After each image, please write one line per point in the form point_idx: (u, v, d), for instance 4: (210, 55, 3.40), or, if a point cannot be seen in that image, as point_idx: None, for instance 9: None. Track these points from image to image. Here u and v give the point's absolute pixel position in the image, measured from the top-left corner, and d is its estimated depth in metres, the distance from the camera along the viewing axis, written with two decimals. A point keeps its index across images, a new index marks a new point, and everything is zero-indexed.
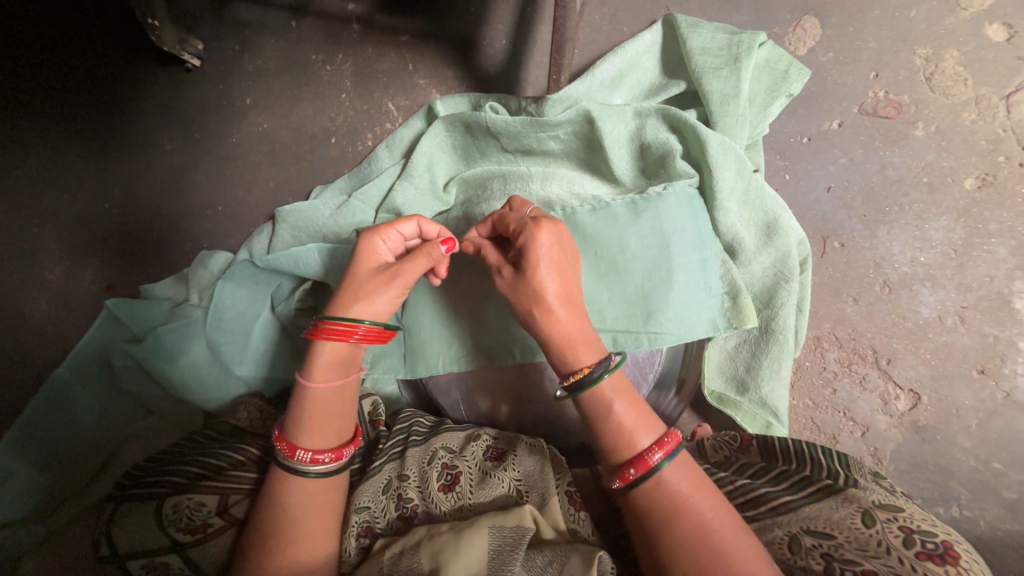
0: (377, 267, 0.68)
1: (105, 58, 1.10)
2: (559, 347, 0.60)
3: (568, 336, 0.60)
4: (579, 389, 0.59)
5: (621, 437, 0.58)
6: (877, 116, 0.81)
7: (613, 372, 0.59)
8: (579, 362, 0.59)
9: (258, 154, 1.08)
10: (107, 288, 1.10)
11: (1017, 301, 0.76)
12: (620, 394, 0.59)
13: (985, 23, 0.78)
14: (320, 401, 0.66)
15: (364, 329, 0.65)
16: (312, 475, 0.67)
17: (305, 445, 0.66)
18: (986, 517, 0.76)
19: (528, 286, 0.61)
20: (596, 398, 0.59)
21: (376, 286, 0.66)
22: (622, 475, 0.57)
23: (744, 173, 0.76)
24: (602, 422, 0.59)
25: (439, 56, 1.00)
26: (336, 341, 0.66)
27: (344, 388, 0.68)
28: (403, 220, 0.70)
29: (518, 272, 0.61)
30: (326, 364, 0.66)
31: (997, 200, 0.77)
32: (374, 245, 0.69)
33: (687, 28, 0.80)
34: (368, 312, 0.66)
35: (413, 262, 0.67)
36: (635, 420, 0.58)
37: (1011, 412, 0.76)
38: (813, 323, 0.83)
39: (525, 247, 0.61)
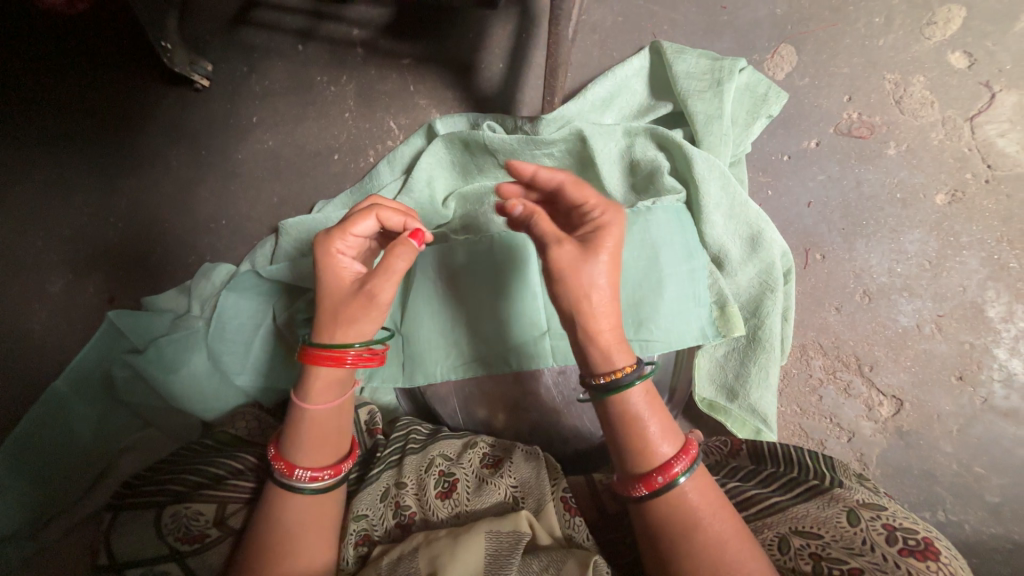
0: (348, 285, 0.66)
1: (117, 78, 1.14)
2: (599, 337, 0.58)
3: (605, 333, 0.58)
4: (611, 389, 0.57)
5: (646, 444, 0.57)
6: (851, 136, 0.86)
7: (645, 381, 0.58)
8: (613, 363, 0.58)
9: (263, 170, 1.11)
10: (108, 300, 1.12)
11: (989, 309, 0.80)
12: (649, 401, 0.58)
13: (948, 51, 0.84)
14: (318, 419, 0.67)
15: (354, 352, 0.64)
16: (309, 491, 0.67)
17: (304, 463, 0.67)
18: (969, 520, 0.79)
19: (590, 272, 0.56)
20: (626, 403, 0.58)
21: (352, 306, 0.64)
22: (649, 481, 0.56)
23: (729, 189, 0.81)
24: (629, 427, 0.58)
25: (440, 79, 1.05)
26: (327, 366, 0.65)
27: (342, 406, 0.69)
28: (359, 218, 0.68)
29: (584, 248, 0.57)
30: (323, 386, 0.67)
31: (967, 214, 0.81)
32: (339, 261, 0.67)
33: (673, 54, 0.86)
34: (354, 335, 0.65)
35: (380, 273, 0.63)
36: (661, 427, 0.58)
37: (990, 416, 0.79)
38: (799, 332, 0.86)
39: (600, 227, 0.58)
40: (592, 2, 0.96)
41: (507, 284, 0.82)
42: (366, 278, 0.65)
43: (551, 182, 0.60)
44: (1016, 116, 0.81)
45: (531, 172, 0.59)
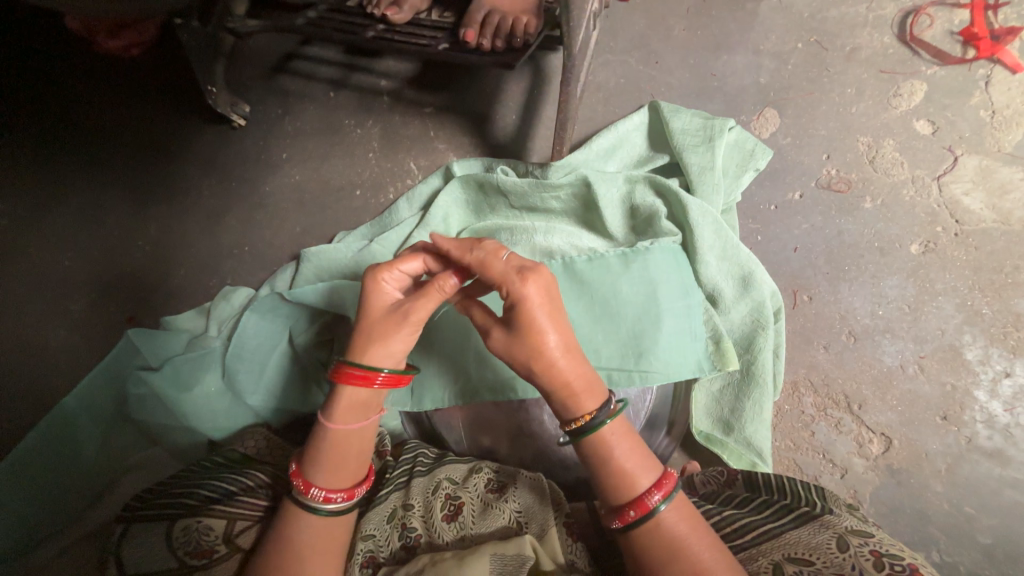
0: (385, 309, 0.67)
1: (160, 115, 1.24)
2: (558, 393, 0.61)
3: (572, 385, 0.61)
4: (582, 433, 0.61)
5: (622, 477, 0.61)
6: (831, 189, 0.94)
7: (614, 419, 0.61)
8: (583, 408, 0.61)
9: (288, 202, 1.19)
10: (128, 319, 1.16)
11: (967, 352, 0.85)
12: (620, 437, 0.62)
13: (913, 119, 0.95)
14: (340, 442, 0.68)
15: (385, 376, 0.65)
16: (322, 512, 0.68)
17: (319, 483, 0.68)
18: (963, 561, 0.80)
19: (529, 344, 0.59)
20: (599, 441, 0.61)
21: (389, 326, 0.65)
22: (622, 514, 0.60)
23: (722, 233, 0.88)
24: (604, 463, 0.61)
25: (457, 127, 1.15)
26: (357, 387, 0.65)
27: (364, 432, 0.68)
28: (408, 256, 0.69)
29: (507, 330, 0.60)
30: (350, 407, 0.67)
31: (940, 263, 0.88)
32: (382, 283, 0.67)
33: (669, 113, 0.96)
34: (388, 358, 0.65)
35: (421, 300, 0.65)
36: (637, 460, 0.61)
37: (975, 455, 0.83)
38: (790, 369, 0.90)
39: (516, 303, 0.60)
40: (597, 65, 1.08)
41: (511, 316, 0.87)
42: (406, 303, 0.66)
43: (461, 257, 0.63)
44: (978, 177, 0.90)
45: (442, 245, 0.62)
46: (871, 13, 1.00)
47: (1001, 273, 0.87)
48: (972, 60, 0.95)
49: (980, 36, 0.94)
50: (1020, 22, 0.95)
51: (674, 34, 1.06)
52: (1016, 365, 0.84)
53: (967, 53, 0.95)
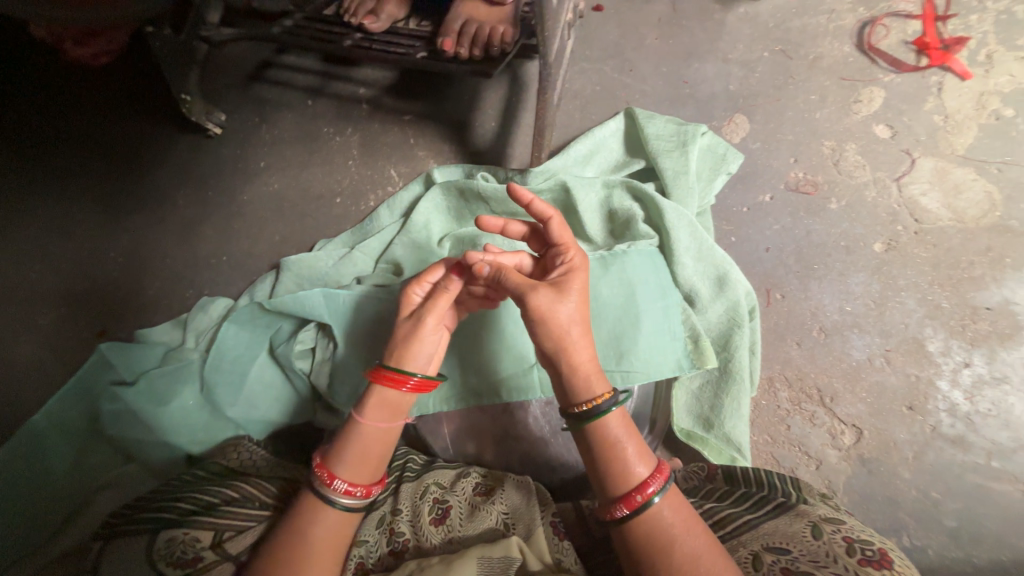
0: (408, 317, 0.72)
1: (132, 125, 1.22)
2: (574, 373, 0.63)
3: (585, 365, 0.63)
4: (590, 417, 0.62)
5: (623, 466, 0.62)
6: (799, 191, 0.98)
7: (620, 409, 0.63)
8: (593, 391, 0.62)
9: (266, 211, 1.17)
10: (100, 333, 1.12)
11: (929, 344, 0.90)
12: (625, 425, 0.63)
13: (873, 124, 0.99)
14: (369, 440, 0.68)
15: (416, 380, 0.67)
16: (340, 507, 0.67)
17: (343, 476, 0.67)
18: (933, 545, 0.83)
19: (562, 308, 0.63)
20: (602, 428, 0.62)
21: (413, 333, 0.70)
22: (629, 500, 0.60)
23: (697, 235, 0.90)
24: (608, 451, 0.62)
25: (437, 133, 1.15)
26: (388, 388, 0.68)
27: (391, 433, 0.69)
28: (432, 268, 0.73)
29: (557, 289, 0.64)
30: (381, 405, 0.68)
31: (902, 260, 0.93)
32: (410, 295, 0.73)
33: (644, 119, 0.99)
34: (417, 365, 0.70)
35: (436, 305, 0.70)
36: (637, 449, 0.63)
37: (940, 443, 0.86)
38: (765, 365, 0.93)
39: (571, 270, 0.67)
40: (574, 73, 1.10)
41: (497, 319, 0.88)
42: (425, 310, 0.70)
43: (541, 220, 0.70)
44: (934, 178, 0.95)
45: (530, 201, 0.69)
46: (831, 24, 1.05)
47: (958, 269, 0.91)
48: (925, 67, 1.00)
49: (931, 46, 1.00)
50: (968, 32, 1.00)
51: (647, 43, 1.10)
52: (975, 356, 0.88)
53: (920, 62, 1.00)
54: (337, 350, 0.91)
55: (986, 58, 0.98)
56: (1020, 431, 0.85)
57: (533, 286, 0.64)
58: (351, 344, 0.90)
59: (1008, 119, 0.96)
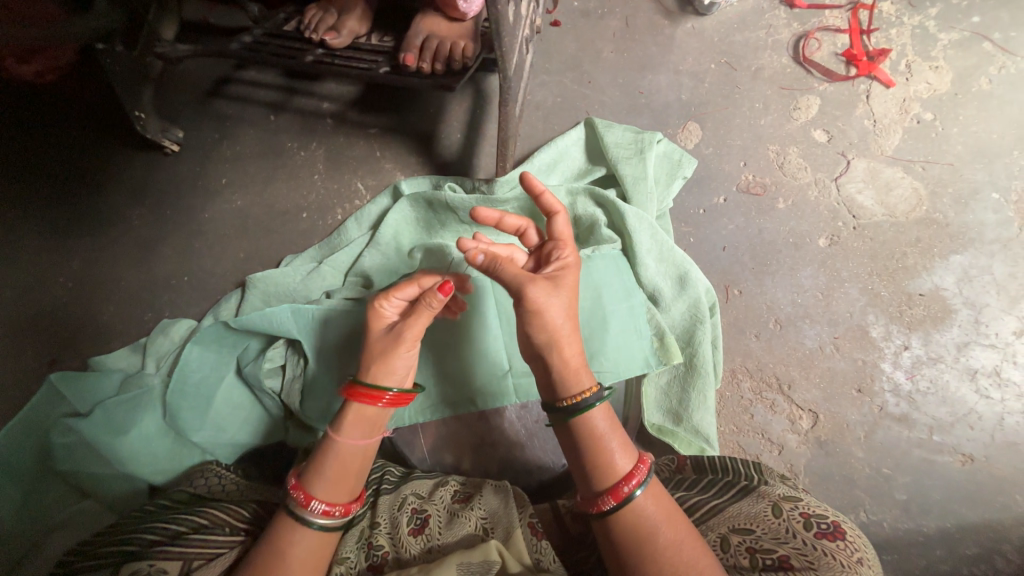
0: (384, 330, 0.70)
1: (81, 144, 1.17)
2: (561, 370, 0.65)
3: (572, 361, 0.65)
4: (578, 410, 0.64)
5: (607, 460, 0.64)
6: (749, 193, 1.05)
7: (604, 405, 0.65)
8: (582, 384, 0.65)
9: (229, 229, 1.14)
10: (50, 363, 1.07)
11: (873, 330, 0.96)
12: (607, 421, 0.65)
13: (812, 129, 1.07)
14: (345, 456, 0.67)
15: (391, 395, 0.67)
16: (316, 527, 0.65)
17: (319, 495, 0.65)
18: (886, 518, 0.89)
19: (552, 306, 0.65)
20: (587, 424, 0.64)
21: (388, 351, 0.68)
22: (615, 492, 0.62)
23: (657, 237, 0.95)
24: (591, 447, 0.64)
25: (403, 146, 1.16)
26: (363, 405, 0.67)
27: (367, 448, 0.68)
28: (404, 284, 0.71)
29: (552, 283, 0.66)
30: (357, 421, 0.67)
31: (844, 254, 1.00)
32: (382, 310, 0.70)
33: (603, 128, 1.03)
34: (394, 380, 0.68)
35: (413, 321, 0.67)
36: (620, 444, 0.65)
37: (887, 422, 0.93)
38: (727, 358, 0.98)
39: (565, 266, 0.69)
40: (535, 85, 1.14)
41: (470, 327, 0.88)
42: (400, 325, 0.68)
43: (548, 212, 0.72)
44: (868, 177, 1.03)
45: (542, 192, 0.72)
46: (770, 37, 1.13)
47: (893, 259, 0.99)
48: (854, 77, 1.09)
49: (858, 56, 1.09)
50: (889, 44, 1.10)
51: (603, 57, 1.15)
52: (913, 339, 0.96)
53: (849, 71, 1.09)
54: (309, 367, 0.90)
55: (906, 68, 1.08)
56: (956, 406, 0.92)
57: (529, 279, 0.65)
58: (324, 361, 0.90)
59: (927, 122, 1.05)
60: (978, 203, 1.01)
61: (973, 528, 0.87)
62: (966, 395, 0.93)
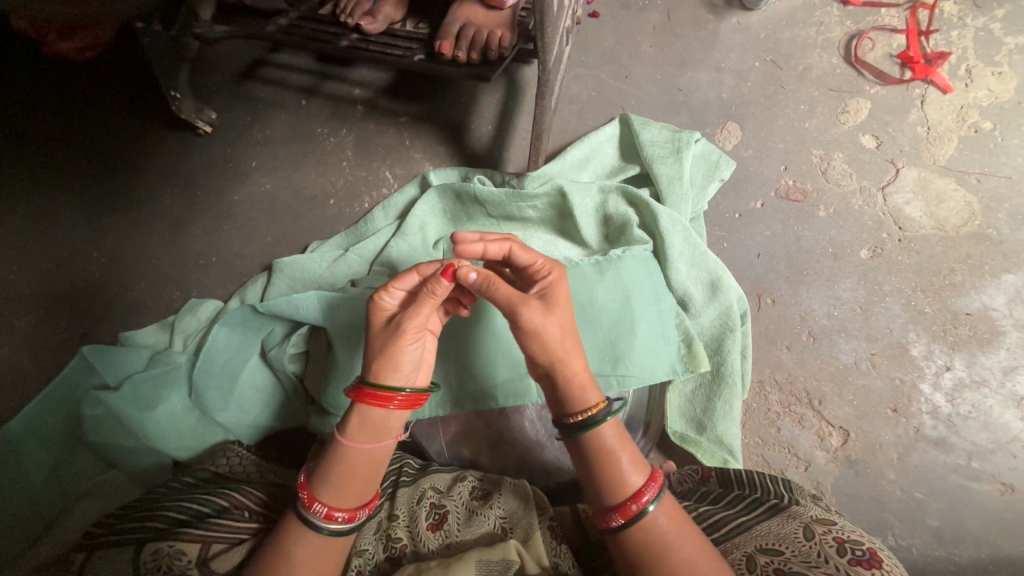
0: (385, 322, 0.67)
1: (117, 121, 1.19)
2: (567, 384, 0.64)
3: (579, 375, 0.65)
4: (585, 427, 0.63)
5: (618, 476, 0.62)
6: (789, 199, 1.00)
7: (614, 419, 0.64)
8: (588, 401, 0.64)
9: (258, 212, 1.15)
10: (82, 336, 1.09)
11: (913, 349, 0.92)
12: (618, 436, 0.64)
13: (860, 134, 1.02)
14: (352, 461, 0.65)
15: (403, 396, 0.64)
16: (326, 532, 0.64)
17: (324, 499, 0.64)
18: (916, 544, 0.86)
19: (553, 322, 0.64)
20: (598, 440, 0.63)
21: (391, 342, 0.65)
22: (624, 510, 0.61)
23: (690, 240, 0.92)
24: (603, 462, 0.63)
25: (433, 136, 1.15)
26: (372, 407, 0.64)
27: (377, 453, 0.66)
28: (403, 275, 0.68)
29: (546, 303, 0.65)
30: (364, 424, 0.65)
31: (887, 267, 0.96)
32: (382, 301, 0.68)
33: (639, 125, 1.00)
34: (402, 378, 0.65)
35: (415, 311, 0.65)
36: (631, 457, 0.64)
37: (923, 445, 0.89)
38: (756, 368, 0.95)
39: (550, 283, 0.67)
40: (570, 78, 1.11)
41: (493, 323, 0.87)
42: (401, 317, 0.66)
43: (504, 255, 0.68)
44: (917, 187, 0.98)
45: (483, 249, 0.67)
46: (820, 36, 1.08)
47: (940, 276, 0.94)
48: (909, 80, 1.03)
49: (914, 59, 1.03)
50: (949, 47, 1.04)
51: (642, 51, 1.11)
52: (956, 360, 0.91)
53: (904, 74, 1.04)
54: (331, 355, 0.89)
55: (966, 73, 1.02)
56: (999, 432, 0.88)
57: (523, 300, 0.64)
58: (346, 348, 0.87)
59: (986, 132, 0.99)
60: None
61: (1010, 561, 0.83)
62: (1011, 422, 0.88)
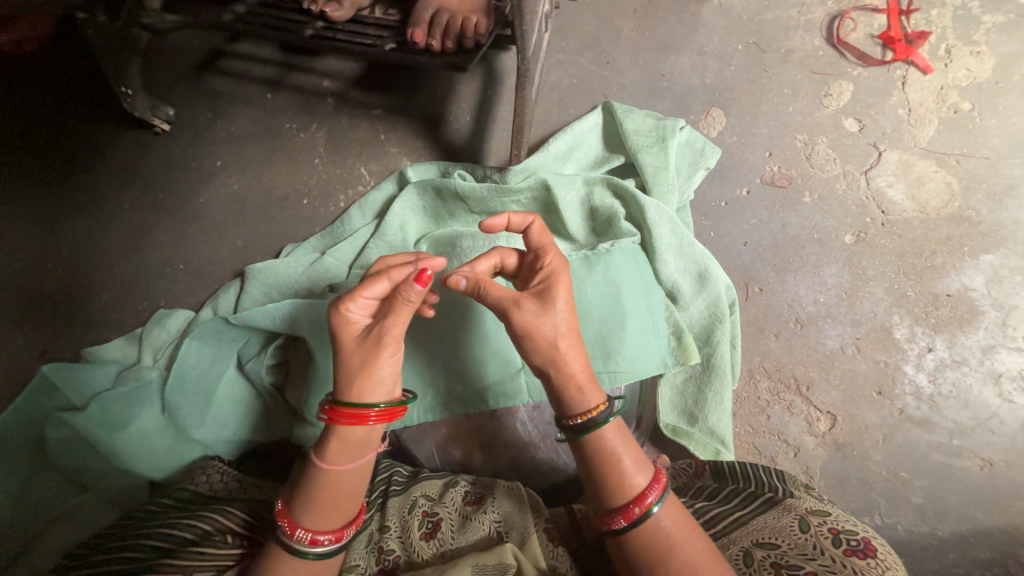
0: (358, 337, 0.63)
1: (65, 120, 1.10)
2: (566, 387, 0.62)
3: (578, 376, 0.62)
4: (585, 429, 0.61)
5: (622, 477, 0.61)
6: (774, 185, 0.99)
7: (616, 418, 0.63)
8: (588, 403, 0.62)
9: (227, 214, 1.09)
10: (42, 352, 1.03)
11: (897, 332, 0.93)
12: (620, 436, 0.63)
13: (843, 118, 1.01)
14: (333, 483, 0.63)
15: (378, 411, 0.62)
16: (312, 556, 0.63)
17: (306, 524, 0.63)
18: (901, 522, 0.88)
19: (548, 320, 0.61)
20: (598, 441, 0.62)
21: (368, 359, 0.62)
22: (626, 512, 0.60)
23: (677, 232, 0.91)
24: (605, 464, 0.62)
25: (409, 129, 1.09)
26: (350, 427, 0.62)
27: (357, 471, 0.64)
28: (369, 283, 0.64)
29: (541, 300, 0.62)
30: (341, 445, 0.63)
31: (871, 251, 0.96)
32: (349, 315, 0.64)
33: (623, 113, 0.97)
34: (380, 392, 0.63)
35: (392, 321, 0.62)
36: (635, 458, 0.62)
37: (907, 425, 0.91)
38: (746, 358, 0.95)
39: (549, 278, 0.63)
40: (550, 65, 1.07)
41: (480, 323, 0.84)
42: (376, 329, 0.62)
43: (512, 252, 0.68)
44: (899, 171, 0.98)
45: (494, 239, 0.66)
46: (802, 17, 1.06)
47: (922, 258, 0.95)
48: (890, 61, 1.02)
49: (896, 39, 1.02)
50: (929, 26, 1.03)
51: (623, 35, 1.08)
52: (937, 341, 0.93)
53: (885, 55, 1.03)
54: (311, 363, 0.85)
55: (946, 53, 1.02)
56: (978, 410, 0.90)
57: (515, 299, 0.61)
58: (327, 356, 0.83)
59: (965, 112, 1.00)
60: (1013, 200, 0.96)
61: (990, 533, 0.86)
62: (990, 399, 0.91)
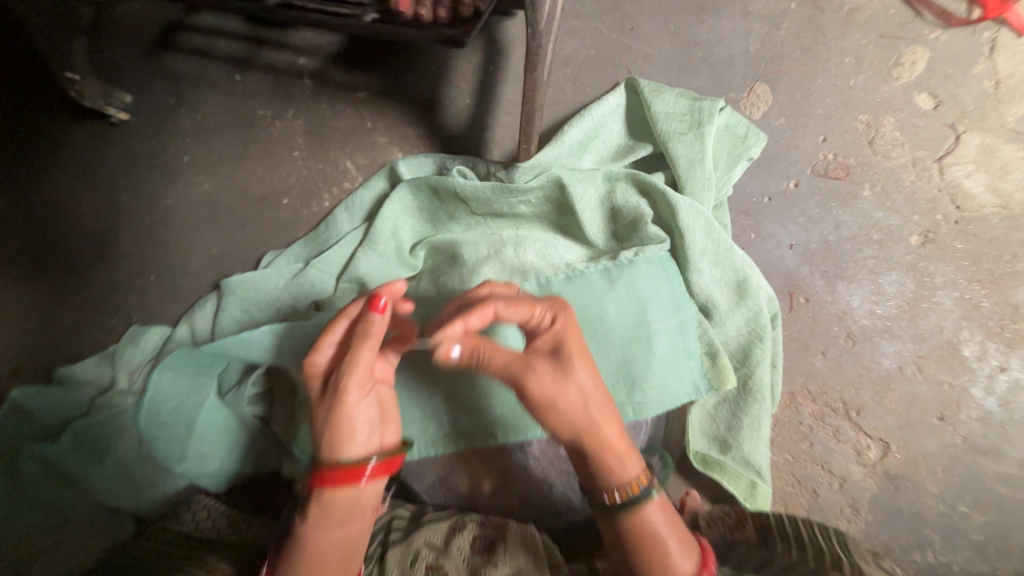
0: (324, 386, 0.56)
1: (8, 110, 0.96)
2: (601, 462, 0.52)
3: (615, 448, 0.52)
4: (626, 508, 0.52)
5: (666, 565, 0.51)
6: (828, 176, 0.84)
7: (660, 496, 0.54)
8: (627, 476, 0.52)
9: (198, 218, 0.97)
10: (8, 375, 0.94)
11: (965, 349, 0.81)
12: (664, 513, 0.53)
13: (914, 93, 0.84)
14: (317, 552, 0.54)
15: (374, 465, 0.56)
16: None
17: None
18: (957, 561, 0.79)
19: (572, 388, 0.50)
20: (640, 521, 0.52)
21: (337, 411, 0.54)
22: None
23: (714, 235, 0.79)
24: (647, 548, 0.52)
25: (400, 114, 0.95)
26: (337, 489, 0.55)
27: (346, 539, 0.56)
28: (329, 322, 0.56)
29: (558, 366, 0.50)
30: (328, 511, 0.55)
31: (940, 255, 0.82)
32: (312, 362, 0.56)
33: (651, 93, 0.82)
34: (362, 446, 0.56)
35: (354, 362, 0.53)
36: (680, 539, 0.53)
37: (970, 455, 0.80)
38: (787, 378, 0.84)
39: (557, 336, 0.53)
40: (563, 33, 0.90)
41: None
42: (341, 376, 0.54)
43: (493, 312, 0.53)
44: (979, 157, 0.83)
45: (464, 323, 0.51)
46: None
47: (1000, 263, 0.81)
48: (977, 22, 0.85)
49: None
50: None
51: None
52: (1012, 359, 0.81)
53: (971, 14, 0.85)
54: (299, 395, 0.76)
55: None
56: None
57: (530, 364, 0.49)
58: None
59: None
60: None
61: None
62: None
